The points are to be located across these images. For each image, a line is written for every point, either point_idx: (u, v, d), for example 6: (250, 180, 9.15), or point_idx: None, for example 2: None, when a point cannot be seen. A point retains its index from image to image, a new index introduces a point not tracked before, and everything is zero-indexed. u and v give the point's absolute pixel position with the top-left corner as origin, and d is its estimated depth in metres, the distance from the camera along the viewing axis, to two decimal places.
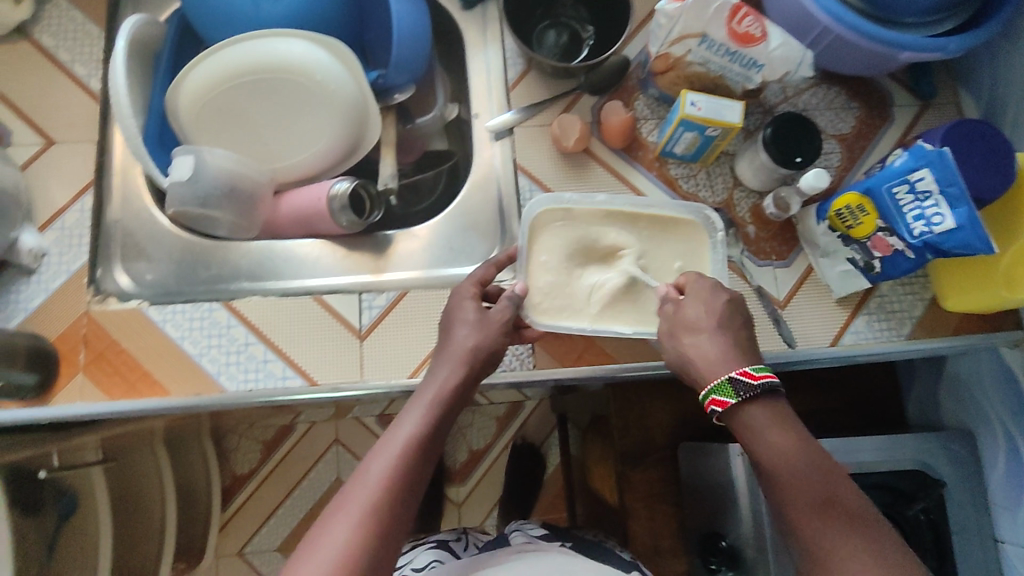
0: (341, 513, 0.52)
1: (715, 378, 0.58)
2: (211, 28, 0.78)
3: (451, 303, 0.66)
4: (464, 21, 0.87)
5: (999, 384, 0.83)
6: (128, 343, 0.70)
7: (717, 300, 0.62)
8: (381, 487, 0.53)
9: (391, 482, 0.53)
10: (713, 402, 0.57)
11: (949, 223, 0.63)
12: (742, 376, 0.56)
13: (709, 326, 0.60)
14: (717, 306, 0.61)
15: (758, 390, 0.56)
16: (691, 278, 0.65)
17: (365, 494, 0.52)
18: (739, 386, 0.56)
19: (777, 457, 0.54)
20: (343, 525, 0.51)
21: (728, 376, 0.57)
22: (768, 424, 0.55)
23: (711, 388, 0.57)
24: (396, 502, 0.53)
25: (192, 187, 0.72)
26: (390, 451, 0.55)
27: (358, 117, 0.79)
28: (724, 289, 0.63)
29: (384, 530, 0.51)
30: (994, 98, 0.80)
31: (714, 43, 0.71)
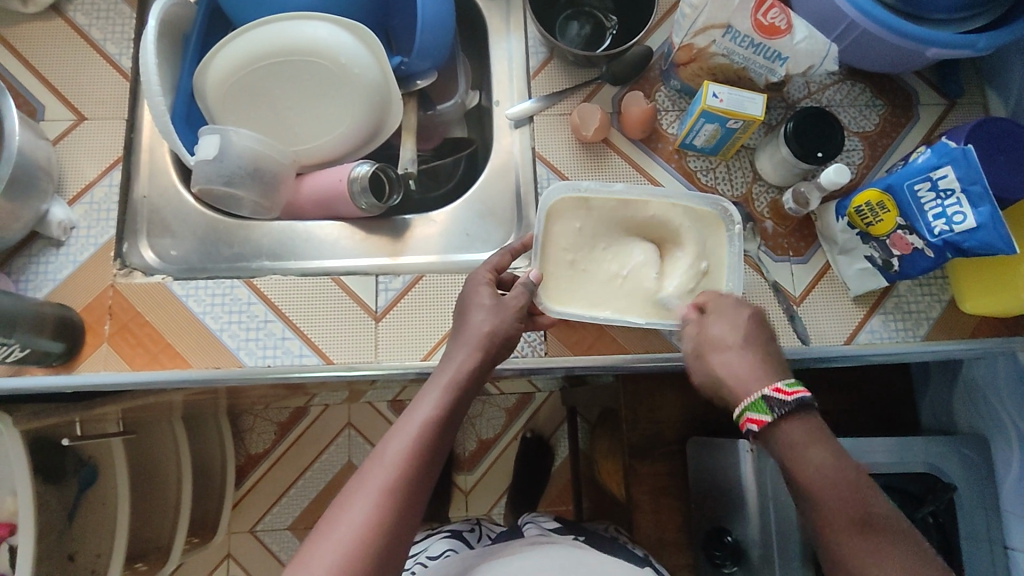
0: (358, 493, 0.53)
1: (747, 396, 0.59)
2: (239, 10, 0.80)
3: (467, 287, 0.67)
4: (488, 9, 0.88)
5: (1015, 389, 0.82)
6: (152, 316, 0.72)
7: (741, 315, 0.64)
8: (397, 469, 0.54)
9: (406, 464, 0.54)
10: (750, 419, 0.59)
11: (970, 222, 0.63)
12: (776, 393, 0.57)
13: (736, 342, 0.62)
14: (741, 323, 0.64)
15: (792, 405, 0.57)
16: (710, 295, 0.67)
17: (381, 476, 0.54)
18: (773, 402, 0.57)
19: (814, 474, 0.55)
20: (360, 506, 0.52)
21: (762, 393, 0.58)
22: (805, 441, 0.56)
23: (746, 405, 0.59)
24: (411, 484, 0.54)
25: (217, 166, 0.74)
26: (406, 433, 0.56)
27: (381, 102, 0.80)
28: (747, 306, 0.65)
29: (400, 512, 0.53)
30: (1022, 98, 0.79)
31: (738, 35, 0.71)
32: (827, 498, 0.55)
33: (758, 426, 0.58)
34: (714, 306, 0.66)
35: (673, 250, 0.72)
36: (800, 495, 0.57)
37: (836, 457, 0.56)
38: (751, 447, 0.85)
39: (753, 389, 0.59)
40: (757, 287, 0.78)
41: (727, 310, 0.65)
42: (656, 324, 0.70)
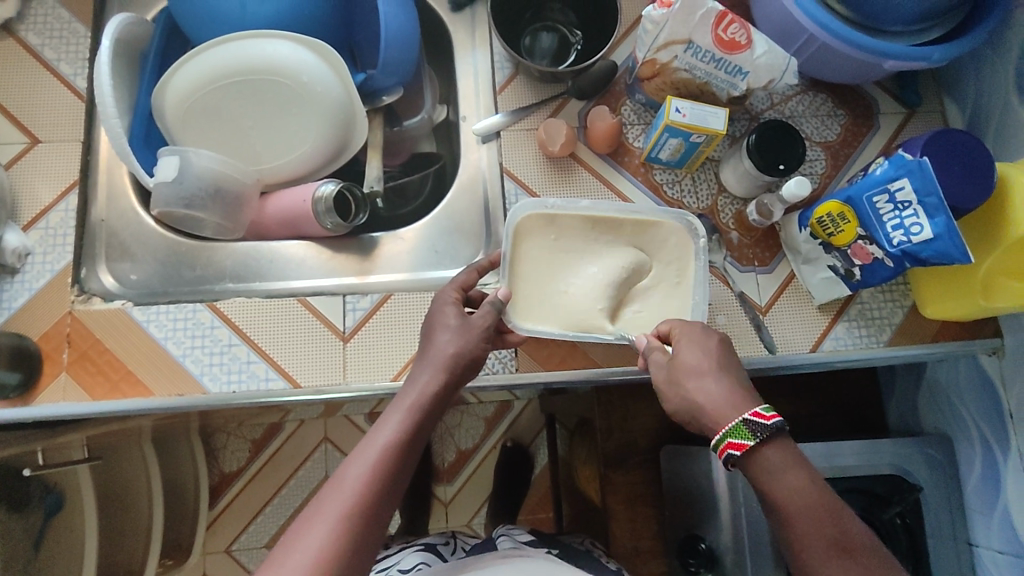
0: (316, 517, 0.52)
1: (726, 423, 0.57)
2: (195, 30, 0.78)
3: (433, 307, 0.67)
4: (453, 23, 0.88)
5: (976, 390, 0.84)
6: (112, 343, 0.70)
7: (709, 342, 0.63)
8: (357, 493, 0.53)
9: (367, 488, 0.54)
10: (730, 446, 0.56)
11: (926, 233, 0.64)
12: (755, 417, 0.56)
13: (710, 368, 0.60)
14: (712, 348, 0.62)
15: (773, 427, 0.55)
16: (675, 326, 0.66)
17: (341, 500, 0.53)
18: (753, 426, 0.55)
19: (790, 498, 0.54)
20: (318, 531, 0.51)
21: (741, 418, 0.56)
22: (780, 464, 0.55)
23: (726, 431, 0.56)
24: (371, 509, 0.53)
25: (177, 187, 0.73)
26: (367, 457, 0.55)
27: (344, 120, 0.79)
28: (714, 332, 0.64)
29: (359, 536, 0.52)
30: (977, 108, 0.81)
31: (699, 50, 0.71)
32: (800, 521, 0.54)
33: (740, 452, 0.56)
34: (682, 332, 0.64)
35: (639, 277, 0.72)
36: (776, 517, 0.56)
37: (813, 480, 0.55)
38: None
39: (733, 414, 0.57)
40: (724, 297, 0.79)
41: (689, 335, 0.64)
42: (624, 339, 0.69)
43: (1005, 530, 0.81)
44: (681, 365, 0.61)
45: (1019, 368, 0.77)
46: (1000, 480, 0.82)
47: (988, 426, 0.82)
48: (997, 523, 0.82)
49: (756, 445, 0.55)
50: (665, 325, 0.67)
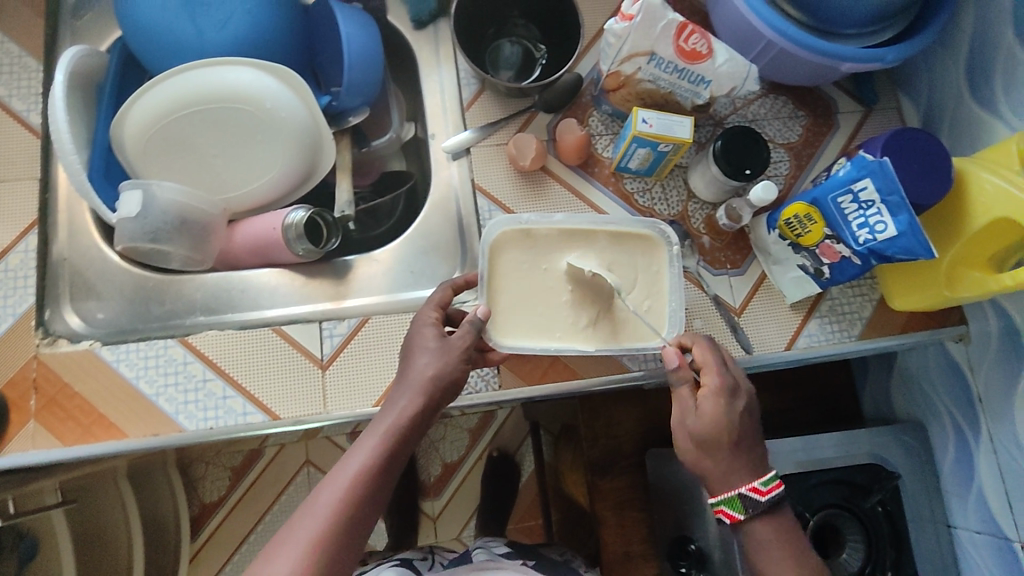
0: (287, 541, 0.52)
1: (727, 490, 0.62)
2: (152, 57, 0.76)
3: (412, 329, 0.66)
4: (417, 41, 0.87)
5: (946, 376, 0.87)
6: (81, 386, 0.68)
7: (734, 405, 0.63)
8: (328, 518, 0.54)
9: (339, 515, 0.54)
10: (723, 512, 0.62)
11: (891, 231, 0.66)
12: (752, 493, 0.61)
13: (725, 441, 0.61)
14: (735, 417, 0.62)
15: (768, 502, 0.61)
16: (707, 359, 0.65)
17: (312, 525, 0.53)
18: (749, 501, 0.61)
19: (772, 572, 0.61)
20: (289, 555, 0.51)
21: (738, 491, 0.62)
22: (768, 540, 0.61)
23: (722, 499, 0.62)
24: (342, 535, 0.54)
25: (141, 222, 0.71)
26: (340, 482, 0.56)
27: (311, 144, 0.78)
28: (742, 394, 0.63)
29: (330, 561, 0.52)
30: (931, 104, 0.84)
31: (662, 61, 0.72)
32: None
33: (729, 520, 0.62)
34: (714, 385, 0.63)
35: (644, 295, 0.73)
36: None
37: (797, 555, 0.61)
38: None
39: (734, 485, 0.62)
40: (699, 301, 0.80)
41: (724, 391, 0.63)
42: (605, 350, 0.71)
43: (981, 509, 0.83)
44: (693, 425, 0.62)
45: (985, 353, 0.80)
46: (972, 462, 0.84)
47: (960, 412, 0.85)
48: (972, 504, 0.84)
49: (746, 517, 0.62)
50: (706, 357, 0.65)
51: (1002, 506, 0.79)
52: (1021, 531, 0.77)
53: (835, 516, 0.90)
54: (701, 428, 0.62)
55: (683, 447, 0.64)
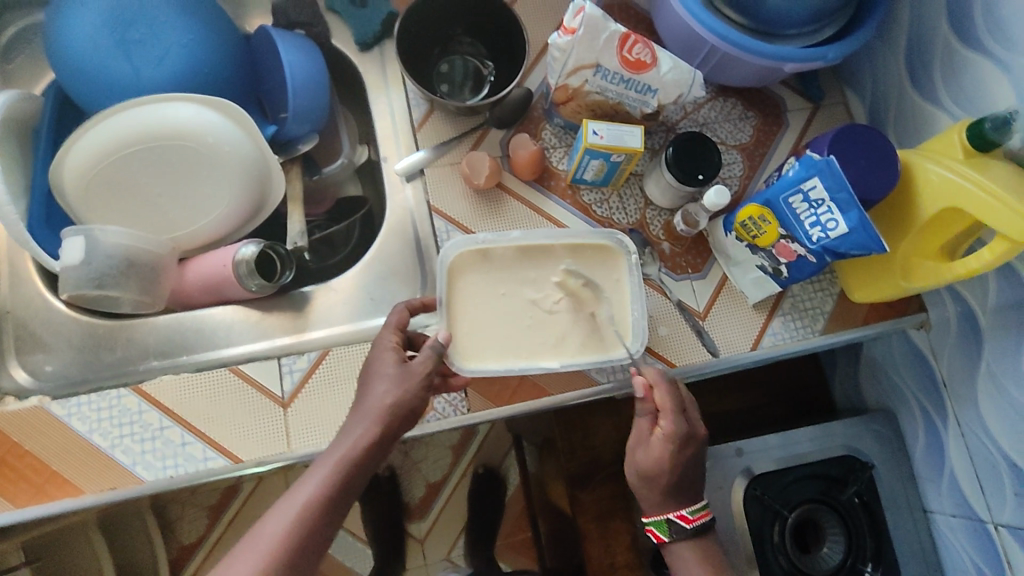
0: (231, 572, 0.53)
1: (657, 513, 0.69)
2: (87, 98, 0.74)
3: (371, 355, 0.65)
4: (363, 63, 0.86)
5: (911, 364, 0.88)
6: (32, 445, 0.66)
7: (682, 451, 0.66)
8: (273, 550, 0.53)
9: (282, 548, 0.54)
10: (652, 531, 0.70)
11: (842, 228, 0.66)
12: (680, 520, 0.68)
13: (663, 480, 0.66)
14: (680, 464, 0.66)
15: (693, 528, 0.69)
16: (668, 401, 0.66)
17: (256, 555, 0.53)
18: (675, 526, 0.69)
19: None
20: None
21: (667, 516, 0.68)
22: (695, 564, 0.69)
23: (653, 521, 0.69)
24: (284, 568, 0.53)
25: (86, 269, 0.69)
26: (286, 515, 0.55)
27: (259, 177, 0.77)
28: (692, 444, 0.66)
29: None
30: (876, 96, 0.86)
31: (608, 73, 0.72)
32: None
33: (656, 538, 0.70)
34: (666, 431, 0.65)
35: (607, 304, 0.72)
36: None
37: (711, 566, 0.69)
38: None
39: (666, 511, 0.68)
40: (662, 308, 0.80)
41: (675, 438, 0.65)
42: (570, 365, 0.70)
43: (954, 493, 0.84)
44: (639, 461, 0.66)
45: (946, 337, 0.81)
46: (943, 447, 0.85)
47: (926, 398, 0.86)
48: (946, 488, 0.85)
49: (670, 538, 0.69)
50: (669, 399, 0.66)
51: (974, 488, 0.80)
52: (993, 512, 0.78)
53: (813, 510, 0.91)
54: (644, 466, 0.66)
55: (631, 477, 0.68)
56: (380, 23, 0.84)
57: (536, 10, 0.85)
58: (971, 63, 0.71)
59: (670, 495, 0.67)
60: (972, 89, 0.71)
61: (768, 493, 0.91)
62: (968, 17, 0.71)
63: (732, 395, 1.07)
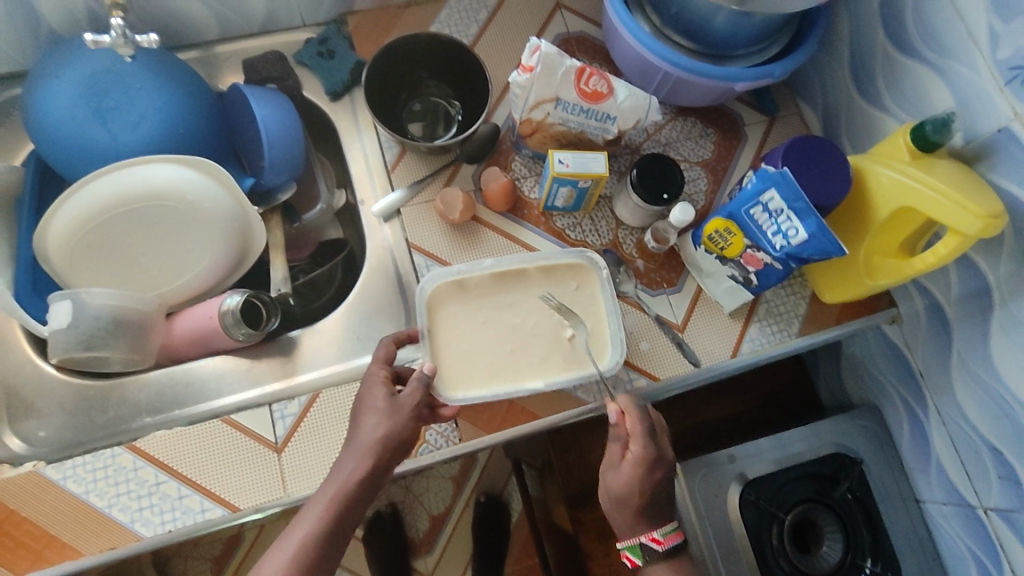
0: None
1: (631, 538, 0.69)
2: (67, 166, 0.76)
3: (362, 390, 0.67)
4: (335, 111, 0.89)
5: (888, 358, 0.90)
6: (29, 510, 0.67)
7: (648, 479, 0.67)
8: None
9: None
10: (627, 557, 0.70)
11: (803, 234, 0.69)
12: (651, 542, 0.68)
13: (633, 503, 0.67)
14: (648, 490, 0.67)
15: (665, 551, 0.68)
16: (637, 427, 0.68)
17: None
18: (647, 549, 0.68)
19: None
20: None
21: (640, 539, 0.68)
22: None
23: (625, 545, 0.69)
24: None
25: (74, 331, 0.71)
26: (281, 556, 0.56)
27: (240, 228, 0.79)
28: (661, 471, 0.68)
29: None
30: (827, 105, 0.90)
31: (568, 105, 0.76)
32: None
33: (632, 563, 0.70)
34: (633, 457, 0.67)
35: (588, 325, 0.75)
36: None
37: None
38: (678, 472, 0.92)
39: (636, 534, 0.69)
40: (642, 324, 0.81)
41: (644, 463, 0.67)
42: (555, 384, 0.72)
43: (943, 481, 0.85)
44: (611, 485, 0.68)
45: (917, 330, 0.84)
46: (928, 437, 0.86)
47: (906, 390, 0.88)
48: (935, 477, 0.87)
49: (644, 562, 0.69)
50: (639, 425, 0.68)
51: (961, 474, 0.82)
52: (982, 497, 0.80)
53: (808, 511, 0.92)
54: (615, 489, 0.67)
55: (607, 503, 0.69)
56: (348, 73, 0.87)
57: (497, 51, 0.89)
58: (910, 70, 0.75)
59: (662, 505, 0.69)
60: (913, 93, 0.76)
61: (762, 497, 0.92)
62: (902, 28, 0.75)
63: (721, 401, 1.09)
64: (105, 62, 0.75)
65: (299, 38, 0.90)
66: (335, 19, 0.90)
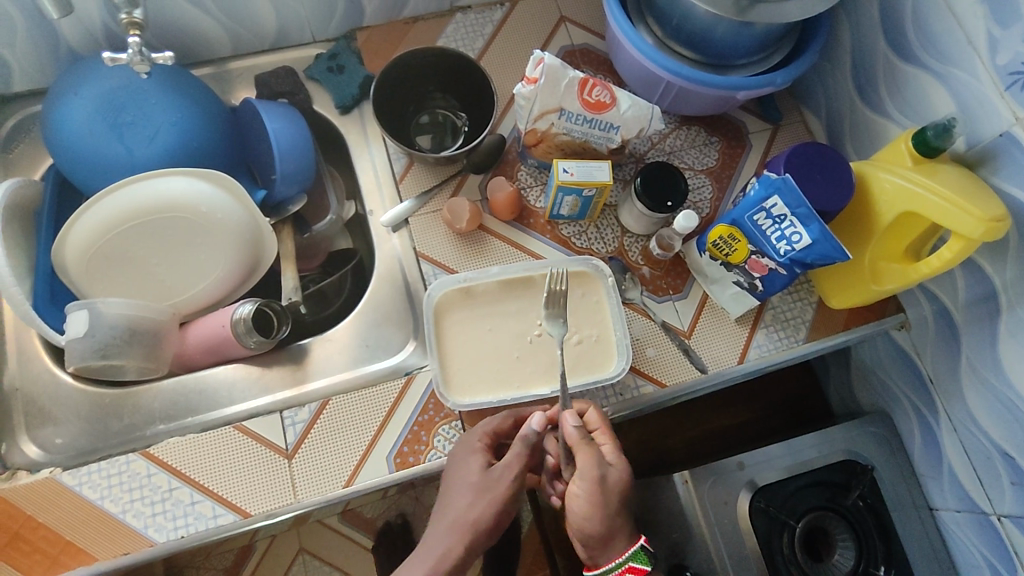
0: None
1: (619, 553, 0.66)
2: (84, 179, 0.78)
3: (458, 456, 0.68)
4: (344, 124, 0.91)
5: (897, 364, 0.90)
6: (46, 516, 0.68)
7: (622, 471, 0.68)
8: None
9: None
10: (630, 568, 0.66)
11: (806, 239, 0.70)
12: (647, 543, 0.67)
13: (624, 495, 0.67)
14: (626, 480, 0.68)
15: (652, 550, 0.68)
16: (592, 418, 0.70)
17: None
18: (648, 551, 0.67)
19: None
20: None
21: (638, 543, 0.67)
22: None
23: (631, 555, 0.66)
24: None
25: (90, 340, 0.72)
26: None
27: (252, 238, 0.81)
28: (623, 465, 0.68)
29: None
30: (831, 113, 0.90)
31: (572, 115, 0.77)
32: None
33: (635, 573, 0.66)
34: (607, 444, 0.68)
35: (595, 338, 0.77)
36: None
37: None
38: (687, 478, 0.91)
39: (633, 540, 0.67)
40: (648, 330, 0.82)
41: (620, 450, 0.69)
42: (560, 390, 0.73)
43: (956, 488, 0.85)
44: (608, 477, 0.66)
45: (926, 335, 0.84)
46: (939, 443, 0.86)
47: (916, 395, 0.88)
48: (947, 484, 0.86)
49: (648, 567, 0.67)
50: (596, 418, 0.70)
51: (973, 480, 0.82)
52: (995, 503, 0.79)
53: (821, 518, 0.91)
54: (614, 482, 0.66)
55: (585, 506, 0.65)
56: (357, 87, 0.89)
57: (502, 64, 0.91)
58: (911, 76, 0.76)
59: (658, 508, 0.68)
60: (915, 100, 0.76)
61: (772, 505, 0.91)
62: (901, 35, 0.76)
63: (730, 409, 1.09)
64: (123, 79, 0.77)
65: (310, 54, 0.92)
66: (345, 35, 0.92)
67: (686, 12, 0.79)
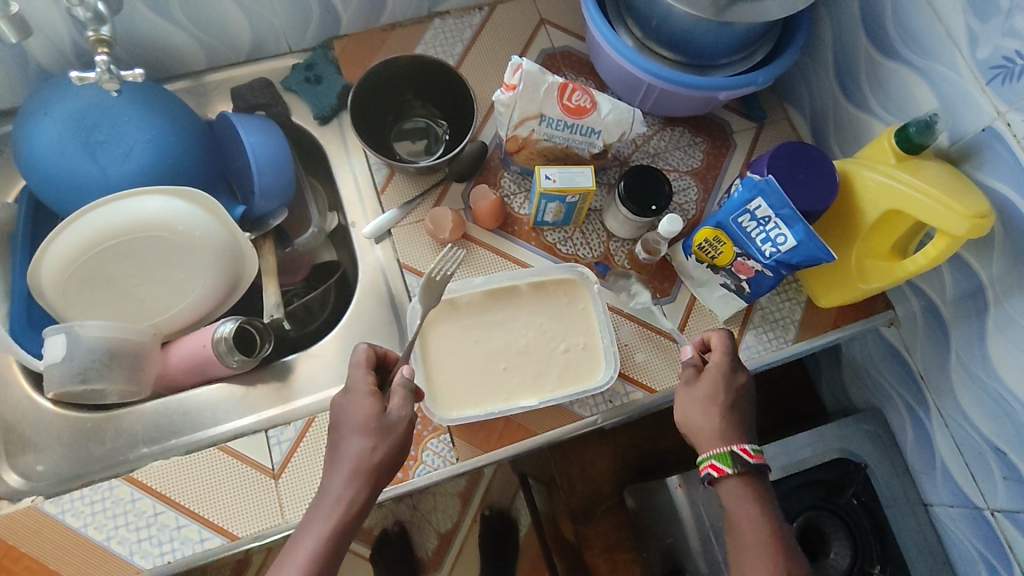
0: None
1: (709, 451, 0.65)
2: (59, 202, 0.77)
3: (345, 401, 0.61)
4: (323, 135, 0.89)
5: (888, 360, 0.90)
6: (29, 546, 0.67)
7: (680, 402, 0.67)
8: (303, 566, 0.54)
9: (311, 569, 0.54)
10: (712, 466, 0.63)
11: (791, 241, 0.69)
12: (742, 451, 0.63)
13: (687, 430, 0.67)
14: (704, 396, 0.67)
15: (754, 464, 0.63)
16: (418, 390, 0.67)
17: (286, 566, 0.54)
18: (739, 457, 0.63)
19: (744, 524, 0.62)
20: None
21: (732, 448, 0.63)
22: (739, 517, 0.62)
23: (713, 454, 0.64)
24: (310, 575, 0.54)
25: (69, 365, 0.71)
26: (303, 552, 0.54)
27: (231, 255, 0.80)
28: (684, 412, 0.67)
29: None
30: (815, 111, 0.90)
31: (552, 121, 0.76)
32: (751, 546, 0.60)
33: (717, 474, 0.63)
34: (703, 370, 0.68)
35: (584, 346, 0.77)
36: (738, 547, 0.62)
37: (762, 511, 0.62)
38: (681, 482, 0.90)
39: (726, 442, 0.64)
40: (637, 336, 0.80)
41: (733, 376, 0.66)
42: (548, 400, 0.74)
43: (949, 484, 0.84)
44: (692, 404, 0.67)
45: (915, 332, 0.84)
46: (930, 438, 0.85)
47: (907, 392, 0.87)
48: (940, 480, 0.86)
49: (734, 472, 0.62)
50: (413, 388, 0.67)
51: (965, 474, 0.81)
52: (987, 498, 0.79)
53: (815, 518, 0.90)
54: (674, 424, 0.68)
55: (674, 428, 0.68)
56: (335, 96, 0.88)
57: (481, 70, 0.90)
58: (893, 72, 0.75)
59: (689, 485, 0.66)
60: (898, 96, 0.76)
61: None
62: (882, 31, 0.75)
63: None
64: (92, 97, 0.76)
65: (286, 64, 0.91)
66: (322, 43, 0.90)
67: (666, 14, 0.78)
